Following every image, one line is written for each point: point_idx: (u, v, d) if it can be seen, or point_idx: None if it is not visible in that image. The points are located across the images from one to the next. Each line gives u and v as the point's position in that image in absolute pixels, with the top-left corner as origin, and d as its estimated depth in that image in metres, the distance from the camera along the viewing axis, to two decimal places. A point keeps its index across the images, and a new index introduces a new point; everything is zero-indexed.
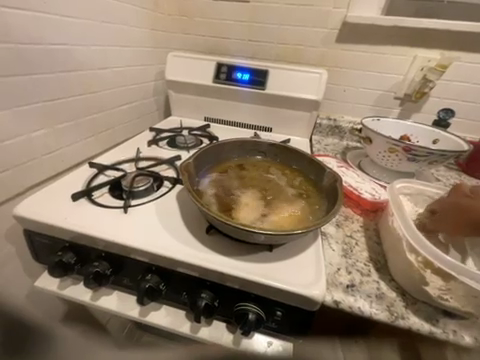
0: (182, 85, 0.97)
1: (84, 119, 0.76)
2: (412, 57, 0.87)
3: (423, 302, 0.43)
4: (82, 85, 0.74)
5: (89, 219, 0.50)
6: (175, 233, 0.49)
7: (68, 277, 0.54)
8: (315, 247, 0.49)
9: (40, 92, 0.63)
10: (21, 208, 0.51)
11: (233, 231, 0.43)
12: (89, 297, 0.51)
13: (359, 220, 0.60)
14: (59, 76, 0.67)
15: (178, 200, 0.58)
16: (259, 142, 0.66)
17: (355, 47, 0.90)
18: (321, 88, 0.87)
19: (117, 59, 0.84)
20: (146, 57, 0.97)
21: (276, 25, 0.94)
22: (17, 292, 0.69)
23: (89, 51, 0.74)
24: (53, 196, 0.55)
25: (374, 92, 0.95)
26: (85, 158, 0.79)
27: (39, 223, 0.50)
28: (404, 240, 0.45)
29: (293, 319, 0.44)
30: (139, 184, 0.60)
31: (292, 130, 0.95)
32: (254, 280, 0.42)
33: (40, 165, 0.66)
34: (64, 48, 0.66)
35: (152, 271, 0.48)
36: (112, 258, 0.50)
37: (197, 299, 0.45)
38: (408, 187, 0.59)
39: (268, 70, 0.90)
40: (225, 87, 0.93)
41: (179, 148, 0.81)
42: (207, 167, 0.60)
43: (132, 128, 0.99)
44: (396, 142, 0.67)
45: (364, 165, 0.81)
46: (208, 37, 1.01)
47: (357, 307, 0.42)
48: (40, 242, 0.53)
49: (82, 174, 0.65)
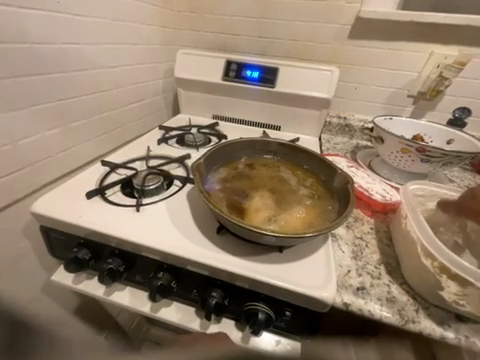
0: (191, 83, 0.97)
1: (96, 118, 0.78)
2: (428, 53, 0.84)
3: (435, 307, 0.43)
4: (94, 83, 0.75)
5: (102, 217, 0.52)
6: (186, 233, 0.50)
7: (83, 273, 0.56)
8: (325, 249, 0.49)
9: (55, 91, 0.64)
10: (39, 205, 0.53)
11: (244, 232, 0.43)
12: (103, 292, 0.53)
13: (370, 221, 0.59)
14: (72, 75, 0.68)
15: (188, 200, 0.59)
16: (269, 142, 0.66)
17: (368, 43, 0.88)
18: (332, 86, 0.85)
19: (128, 58, 0.85)
20: (155, 55, 0.97)
21: (287, 21, 0.92)
22: (34, 285, 0.72)
23: (101, 50, 0.74)
24: (67, 194, 0.57)
25: (387, 90, 0.92)
26: (97, 156, 0.81)
27: (55, 220, 0.51)
28: (418, 244, 0.44)
29: (302, 320, 0.45)
30: (150, 183, 0.61)
31: (301, 129, 0.94)
32: (265, 280, 0.42)
33: (55, 163, 0.68)
34: (77, 47, 0.67)
35: (163, 269, 0.49)
36: (125, 255, 0.51)
37: (208, 298, 0.46)
38: (421, 189, 0.58)
39: (277, 67, 0.88)
40: (234, 85, 0.92)
41: (188, 146, 0.82)
42: (217, 167, 0.60)
43: (142, 126, 0.99)
44: (409, 142, 0.65)
45: (375, 165, 0.80)
46: (217, 34, 1.00)
47: (367, 310, 0.42)
48: (55, 238, 0.55)
49: (94, 172, 0.66)
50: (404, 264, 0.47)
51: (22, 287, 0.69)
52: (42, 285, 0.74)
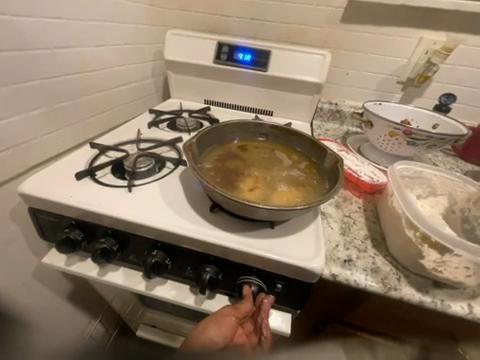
0: (182, 66, 0.94)
1: (83, 99, 0.75)
2: (417, 39, 0.85)
3: (415, 274, 0.46)
4: (78, 63, 0.71)
5: (94, 198, 0.51)
6: (180, 212, 0.50)
7: (75, 254, 0.55)
8: (315, 225, 0.51)
9: (38, 69, 0.61)
10: (26, 186, 0.51)
11: (236, 207, 0.44)
12: (97, 272, 0.53)
13: (358, 201, 0.61)
14: (56, 53, 0.65)
15: (181, 180, 0.59)
16: (261, 124, 0.65)
17: (360, 28, 0.88)
18: (324, 70, 0.85)
19: (115, 37, 0.81)
20: (143, 35, 0.93)
21: (280, 3, 0.90)
22: (24, 271, 0.70)
23: (86, 27, 0.71)
24: (56, 175, 0.55)
25: (377, 76, 0.93)
26: (84, 140, 0.79)
27: (45, 200, 0.50)
28: (403, 218, 0.47)
29: (293, 292, 0.47)
30: (142, 165, 0.60)
31: (293, 114, 0.95)
32: (257, 254, 0.44)
33: (40, 145, 0.65)
34: (60, 22, 0.64)
35: (158, 248, 0.50)
36: (117, 235, 0.51)
37: (202, 273, 0.47)
38: (407, 170, 0.60)
39: (270, 51, 0.87)
40: (226, 69, 0.91)
41: (180, 130, 0.81)
42: (209, 148, 0.60)
43: (131, 110, 0.97)
44: (397, 126, 0.67)
45: (364, 149, 0.82)
46: (207, 15, 0.97)
47: (353, 279, 0.44)
48: (45, 220, 0.54)
49: (83, 153, 0.64)
50: (389, 238, 0.50)
51: (13, 272, 0.67)
52: (33, 270, 0.72)
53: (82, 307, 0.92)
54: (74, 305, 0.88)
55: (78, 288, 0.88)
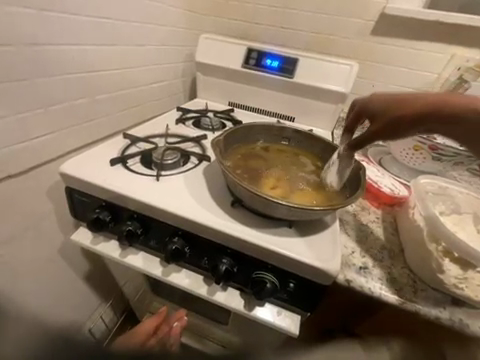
0: (211, 68, 0.99)
1: (119, 93, 0.81)
2: (449, 55, 0.84)
3: (433, 289, 0.45)
4: (119, 59, 0.77)
5: (125, 183, 0.55)
6: (202, 203, 0.53)
7: (101, 235, 0.59)
8: (332, 229, 0.51)
9: (85, 62, 0.67)
10: (66, 166, 0.57)
11: (258, 203, 0.46)
12: (119, 254, 0.57)
13: (376, 212, 0.61)
14: (102, 49, 0.71)
15: (204, 174, 0.62)
16: (285, 128, 0.67)
17: (390, 41, 0.88)
18: (350, 81, 0.86)
19: (153, 37, 0.87)
20: (178, 37, 0.99)
21: (311, 13, 0.93)
22: (52, 246, 0.75)
23: (130, 27, 0.77)
24: (92, 160, 0.60)
25: (404, 89, 0.92)
26: (116, 131, 0.84)
27: (82, 181, 0.55)
28: (424, 230, 0.47)
29: (304, 292, 0.48)
30: (169, 157, 0.64)
31: (315, 122, 0.95)
32: (274, 251, 0.45)
33: (79, 132, 0.71)
34: (109, 22, 0.70)
35: (178, 235, 0.52)
36: (142, 220, 0.54)
37: (218, 264, 0.49)
38: (431, 185, 0.59)
39: (297, 58, 0.90)
40: (253, 73, 0.94)
41: (205, 129, 0.85)
42: (234, 146, 0.63)
43: (159, 107, 1.02)
44: (423, 139, 0.69)
45: (385, 162, 0.79)
46: (240, 22, 1.01)
47: (368, 287, 0.45)
48: (79, 200, 0.58)
49: (116, 142, 0.69)
50: (408, 250, 0.49)
51: (42, 246, 0.72)
52: (59, 247, 0.78)
53: (96, 288, 0.96)
54: (89, 286, 0.93)
55: (94, 270, 0.93)
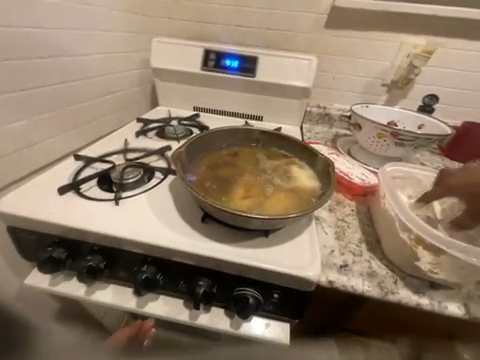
0: (169, 73, 0.93)
1: (66, 110, 0.72)
2: (399, 43, 0.88)
3: (411, 276, 0.46)
4: (61, 72, 0.69)
5: (79, 213, 0.49)
6: (170, 224, 0.48)
7: (59, 274, 0.52)
8: (309, 230, 0.50)
9: (17, 79, 0.58)
10: (4, 203, 0.48)
11: (229, 217, 0.43)
12: (84, 292, 0.50)
13: (351, 204, 0.61)
14: (36, 63, 0.62)
15: (171, 190, 0.57)
16: (251, 130, 0.65)
17: (344, 33, 0.90)
18: (311, 75, 0.86)
19: (98, 45, 0.80)
20: (129, 43, 0.92)
21: (265, 10, 0.91)
22: None
23: (68, 36, 0.69)
24: (37, 190, 0.53)
25: (363, 79, 0.95)
26: (68, 152, 0.76)
27: (25, 217, 0.47)
28: (396, 219, 0.47)
29: (290, 301, 0.46)
30: (129, 176, 0.58)
31: (282, 118, 0.94)
32: (252, 265, 0.43)
33: (21, 159, 0.62)
34: (40, 31, 0.62)
35: (148, 262, 0.47)
36: (105, 251, 0.48)
37: (195, 287, 0.45)
38: (397, 171, 0.60)
39: (257, 57, 0.88)
40: (214, 75, 0.90)
41: (169, 138, 0.79)
42: (199, 156, 0.59)
43: (117, 120, 0.94)
44: (384, 127, 0.69)
45: (354, 151, 0.82)
46: (194, 22, 0.97)
47: (350, 285, 0.44)
48: (26, 239, 0.50)
49: (67, 166, 0.62)
50: (383, 240, 0.49)
51: None
52: None
53: None
54: None
55: None
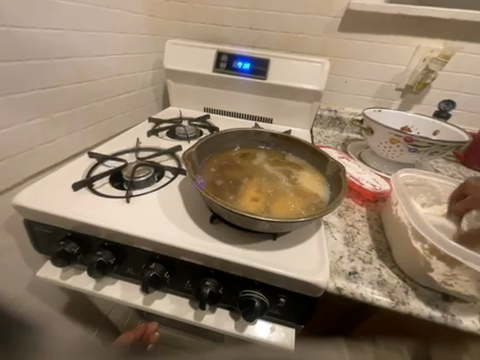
0: (181, 74, 0.94)
1: (81, 109, 0.74)
2: (415, 47, 0.86)
3: (424, 287, 0.45)
4: (77, 71, 0.71)
5: (91, 209, 0.50)
6: (179, 223, 0.49)
7: (70, 267, 0.54)
8: (318, 235, 0.50)
9: (36, 78, 0.61)
10: (22, 198, 0.50)
11: (237, 219, 0.43)
12: (93, 287, 0.52)
13: (361, 210, 0.60)
14: (54, 63, 0.65)
15: (180, 190, 0.58)
16: (261, 132, 0.65)
17: (357, 36, 0.89)
18: (323, 78, 0.86)
19: (114, 46, 0.82)
20: (143, 45, 0.94)
21: (278, 12, 0.91)
22: (19, 283, 0.68)
23: (86, 38, 0.72)
24: (53, 186, 0.54)
25: (376, 83, 0.93)
26: (83, 149, 0.78)
27: (41, 212, 0.49)
28: (409, 228, 0.46)
29: (296, 306, 0.45)
30: (140, 174, 0.59)
31: (292, 121, 0.94)
32: (259, 267, 0.42)
33: (38, 155, 0.65)
34: (59, 32, 0.64)
35: (156, 260, 0.48)
36: (115, 248, 0.49)
37: (202, 288, 0.45)
38: (411, 178, 0.59)
39: (269, 59, 0.88)
40: (225, 77, 0.91)
41: (179, 138, 0.80)
42: (209, 157, 0.59)
43: (130, 119, 0.96)
44: (398, 133, 0.67)
45: (365, 156, 0.81)
46: (207, 25, 0.98)
47: (359, 293, 0.43)
48: (41, 232, 0.52)
49: (82, 163, 0.63)
50: (395, 249, 0.48)
51: (6, 285, 0.65)
52: (28, 283, 0.71)
53: None
54: None
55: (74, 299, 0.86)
